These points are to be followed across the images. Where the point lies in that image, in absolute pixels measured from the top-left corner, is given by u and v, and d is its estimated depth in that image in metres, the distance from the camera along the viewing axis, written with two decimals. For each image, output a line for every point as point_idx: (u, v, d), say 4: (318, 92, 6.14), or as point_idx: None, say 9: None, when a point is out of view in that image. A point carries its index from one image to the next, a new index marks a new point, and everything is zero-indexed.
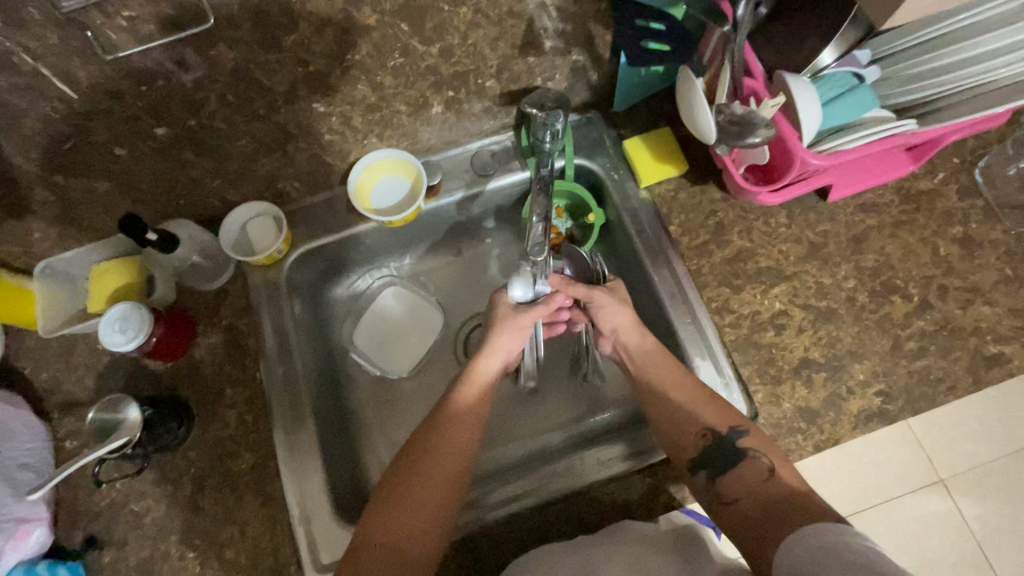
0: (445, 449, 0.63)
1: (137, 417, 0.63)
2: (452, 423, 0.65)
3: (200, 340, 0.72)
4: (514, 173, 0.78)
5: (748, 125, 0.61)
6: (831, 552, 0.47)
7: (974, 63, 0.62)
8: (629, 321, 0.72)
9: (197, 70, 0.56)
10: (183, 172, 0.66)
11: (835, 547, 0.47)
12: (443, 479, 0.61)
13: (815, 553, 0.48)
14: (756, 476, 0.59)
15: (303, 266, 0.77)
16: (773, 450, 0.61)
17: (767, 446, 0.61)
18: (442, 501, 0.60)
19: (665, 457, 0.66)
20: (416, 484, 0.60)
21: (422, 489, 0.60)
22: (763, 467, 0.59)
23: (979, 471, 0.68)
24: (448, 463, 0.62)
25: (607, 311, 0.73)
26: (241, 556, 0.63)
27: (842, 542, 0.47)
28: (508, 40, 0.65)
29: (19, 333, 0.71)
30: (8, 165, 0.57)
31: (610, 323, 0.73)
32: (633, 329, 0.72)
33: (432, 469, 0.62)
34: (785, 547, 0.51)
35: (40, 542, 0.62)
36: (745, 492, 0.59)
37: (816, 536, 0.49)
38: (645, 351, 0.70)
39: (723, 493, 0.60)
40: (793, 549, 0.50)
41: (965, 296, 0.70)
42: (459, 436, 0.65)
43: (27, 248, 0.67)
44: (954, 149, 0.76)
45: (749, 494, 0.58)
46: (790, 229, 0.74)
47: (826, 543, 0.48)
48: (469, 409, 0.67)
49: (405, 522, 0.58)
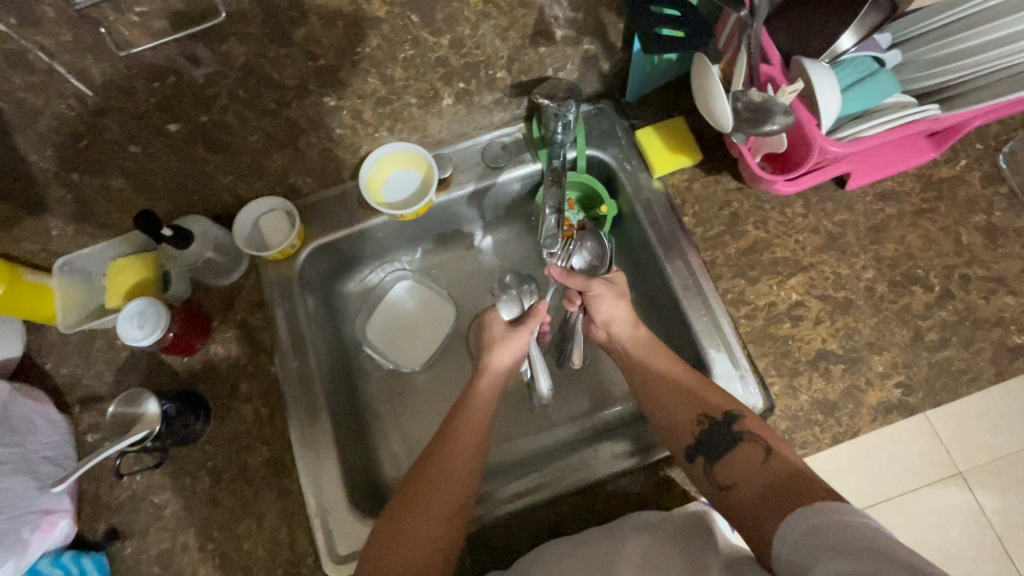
0: (454, 468, 0.61)
1: (157, 411, 0.64)
2: (461, 441, 0.63)
3: (216, 335, 0.72)
4: (526, 164, 0.78)
5: (766, 112, 0.60)
6: (832, 533, 0.45)
7: (999, 47, 0.59)
8: (624, 314, 0.71)
9: (209, 65, 0.56)
10: (196, 168, 0.67)
11: (833, 529, 0.45)
12: (453, 498, 0.60)
13: (813, 534, 0.46)
14: (754, 458, 0.58)
15: (316, 260, 0.77)
16: (768, 434, 0.59)
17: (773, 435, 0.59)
18: (453, 519, 0.59)
19: (666, 454, 0.66)
20: (430, 502, 0.59)
21: (430, 511, 0.59)
22: (761, 449, 0.58)
23: (1000, 465, 0.67)
24: (463, 483, 0.61)
25: (602, 304, 0.71)
26: (259, 548, 0.63)
27: (842, 522, 0.45)
28: (519, 29, 0.64)
29: (41, 328, 0.73)
30: (24, 163, 0.57)
31: (606, 315, 0.71)
32: (627, 323, 0.70)
33: (444, 484, 0.60)
34: (785, 526, 0.49)
35: (64, 533, 0.63)
36: (740, 475, 0.57)
37: (814, 516, 0.47)
38: (640, 342, 0.69)
39: (719, 477, 0.58)
40: (791, 533, 0.48)
41: (987, 286, 0.68)
42: (465, 455, 0.63)
43: (45, 245, 0.69)
44: (977, 135, 0.75)
45: (750, 478, 0.56)
46: (807, 219, 0.72)
47: (826, 523, 0.46)
48: (483, 420, 0.66)
49: (417, 545, 0.57)
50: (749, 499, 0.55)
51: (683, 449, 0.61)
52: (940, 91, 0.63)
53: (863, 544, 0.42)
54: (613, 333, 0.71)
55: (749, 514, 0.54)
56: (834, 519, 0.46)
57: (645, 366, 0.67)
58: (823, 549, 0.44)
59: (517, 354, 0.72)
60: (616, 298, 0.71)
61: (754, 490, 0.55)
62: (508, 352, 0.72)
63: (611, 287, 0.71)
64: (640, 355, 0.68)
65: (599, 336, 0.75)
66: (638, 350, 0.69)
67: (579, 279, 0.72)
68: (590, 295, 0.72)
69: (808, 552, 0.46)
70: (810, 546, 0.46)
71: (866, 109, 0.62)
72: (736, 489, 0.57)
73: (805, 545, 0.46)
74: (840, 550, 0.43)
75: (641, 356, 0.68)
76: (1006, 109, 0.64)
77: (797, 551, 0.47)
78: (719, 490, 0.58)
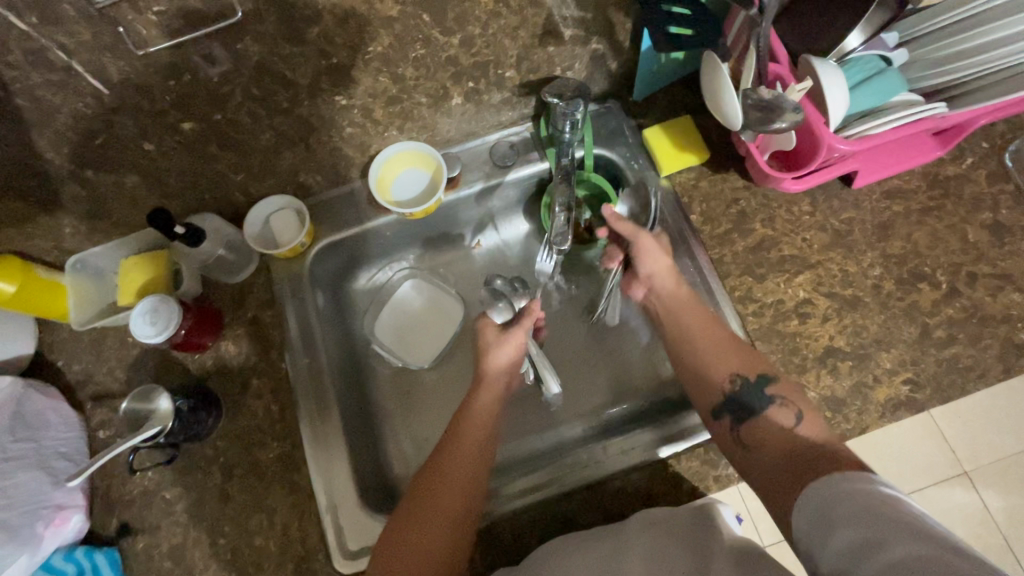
0: (461, 466, 0.62)
1: (169, 408, 0.64)
2: (463, 442, 0.63)
3: (227, 332, 0.73)
4: (534, 163, 0.78)
5: (776, 109, 0.60)
6: (856, 502, 0.45)
7: (1005, 45, 0.60)
8: (668, 266, 0.70)
9: (223, 64, 0.56)
10: (209, 166, 0.67)
11: (860, 497, 0.45)
12: (462, 496, 0.60)
13: (834, 502, 0.46)
14: (778, 432, 0.58)
15: (326, 258, 0.77)
16: (799, 398, 0.60)
17: (792, 393, 0.61)
18: (462, 516, 0.59)
19: (707, 434, 0.67)
20: (440, 497, 0.60)
21: (440, 506, 0.59)
22: (792, 415, 0.59)
23: (1005, 464, 0.68)
24: (471, 478, 0.61)
25: (649, 254, 0.70)
26: (271, 543, 0.64)
27: (867, 492, 0.45)
28: (528, 29, 0.65)
29: (53, 325, 0.73)
30: (40, 160, 0.58)
31: (649, 268, 0.71)
32: (670, 278, 0.70)
33: (453, 481, 0.61)
34: (805, 495, 0.49)
35: (77, 529, 0.64)
36: (768, 439, 0.58)
37: (837, 485, 0.47)
38: (680, 299, 0.69)
39: (745, 438, 0.59)
40: (811, 499, 0.48)
41: (995, 283, 0.69)
42: (468, 454, 0.63)
43: (58, 243, 0.69)
44: (983, 134, 0.75)
45: (768, 445, 0.57)
46: (814, 217, 0.73)
47: (842, 492, 0.46)
48: (490, 418, 0.66)
49: (426, 542, 0.57)
50: (771, 461, 0.56)
51: (713, 403, 0.62)
52: (947, 89, 0.64)
53: (887, 515, 0.42)
54: (655, 287, 0.71)
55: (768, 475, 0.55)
56: (851, 488, 0.46)
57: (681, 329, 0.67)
58: (847, 517, 0.44)
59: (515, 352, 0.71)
60: (661, 251, 0.70)
61: (777, 455, 0.56)
62: (506, 351, 0.71)
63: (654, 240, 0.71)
64: (681, 309, 0.68)
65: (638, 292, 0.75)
66: (676, 308, 0.69)
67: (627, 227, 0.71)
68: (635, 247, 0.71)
69: (822, 523, 0.46)
70: (831, 513, 0.46)
71: (873, 107, 0.63)
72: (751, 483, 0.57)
73: (819, 516, 0.47)
74: (855, 520, 0.44)
75: (684, 313, 0.68)
76: (1012, 108, 0.64)
77: (813, 523, 0.47)
78: (742, 449, 0.59)
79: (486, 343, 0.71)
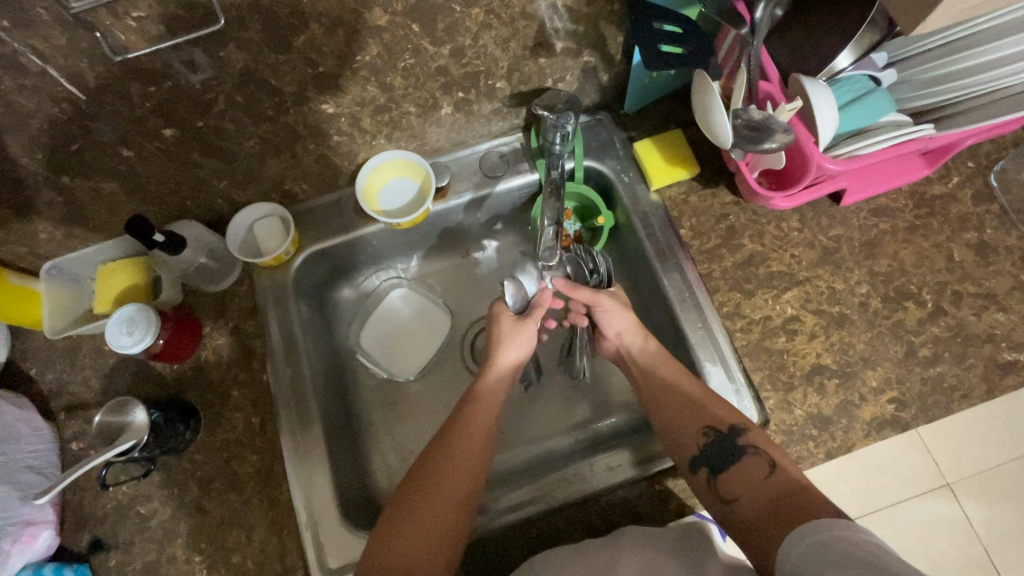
0: (449, 478, 0.60)
1: (144, 420, 0.63)
2: (457, 450, 0.62)
3: (206, 342, 0.71)
4: (523, 174, 0.78)
5: (766, 129, 0.60)
6: (838, 547, 0.45)
7: (993, 68, 0.60)
8: (633, 325, 0.71)
9: (206, 71, 0.55)
10: (191, 172, 0.66)
11: (837, 543, 0.46)
12: (449, 506, 0.59)
13: (819, 548, 0.46)
14: (756, 474, 0.57)
15: (311, 267, 0.76)
16: (770, 446, 0.59)
17: (768, 444, 0.59)
18: (451, 527, 0.58)
19: (669, 465, 0.66)
20: (426, 507, 0.58)
21: (432, 510, 0.58)
22: (765, 462, 0.58)
23: (985, 476, 0.67)
24: (459, 491, 0.60)
25: (613, 316, 0.71)
26: (248, 560, 0.62)
27: (844, 537, 0.46)
28: (520, 40, 0.64)
29: (26, 332, 0.71)
30: (13, 166, 0.56)
31: (617, 328, 0.71)
32: (638, 334, 0.70)
33: (441, 491, 0.59)
34: (787, 541, 0.49)
35: (46, 545, 0.62)
36: (743, 490, 0.57)
37: (816, 532, 0.48)
38: (650, 354, 0.68)
39: (722, 490, 0.58)
40: (793, 546, 0.48)
41: (979, 303, 0.69)
42: (469, 455, 0.62)
43: (33, 248, 0.67)
44: (969, 154, 0.76)
45: (749, 493, 0.57)
46: (803, 234, 0.73)
47: (825, 537, 0.47)
48: (480, 431, 0.64)
49: (414, 555, 0.56)
50: (755, 509, 0.55)
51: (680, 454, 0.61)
52: (935, 110, 0.64)
53: (865, 557, 0.43)
54: (624, 344, 0.71)
55: (750, 530, 0.54)
56: (838, 535, 0.46)
57: (656, 377, 0.67)
58: (826, 562, 0.45)
59: (524, 351, 0.72)
60: (625, 311, 0.71)
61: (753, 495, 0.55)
62: (516, 350, 0.71)
63: (615, 300, 0.72)
64: (658, 359, 0.68)
65: (609, 349, 0.74)
66: (649, 361, 0.68)
67: (587, 292, 0.72)
68: (597, 308, 0.72)
69: (811, 566, 0.46)
70: (813, 560, 0.46)
71: (863, 127, 0.64)
72: (738, 503, 0.57)
73: (807, 561, 0.47)
74: (841, 562, 0.44)
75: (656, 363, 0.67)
76: (998, 129, 0.65)
77: (801, 567, 0.47)
78: (721, 503, 0.58)
79: (499, 338, 0.71)
